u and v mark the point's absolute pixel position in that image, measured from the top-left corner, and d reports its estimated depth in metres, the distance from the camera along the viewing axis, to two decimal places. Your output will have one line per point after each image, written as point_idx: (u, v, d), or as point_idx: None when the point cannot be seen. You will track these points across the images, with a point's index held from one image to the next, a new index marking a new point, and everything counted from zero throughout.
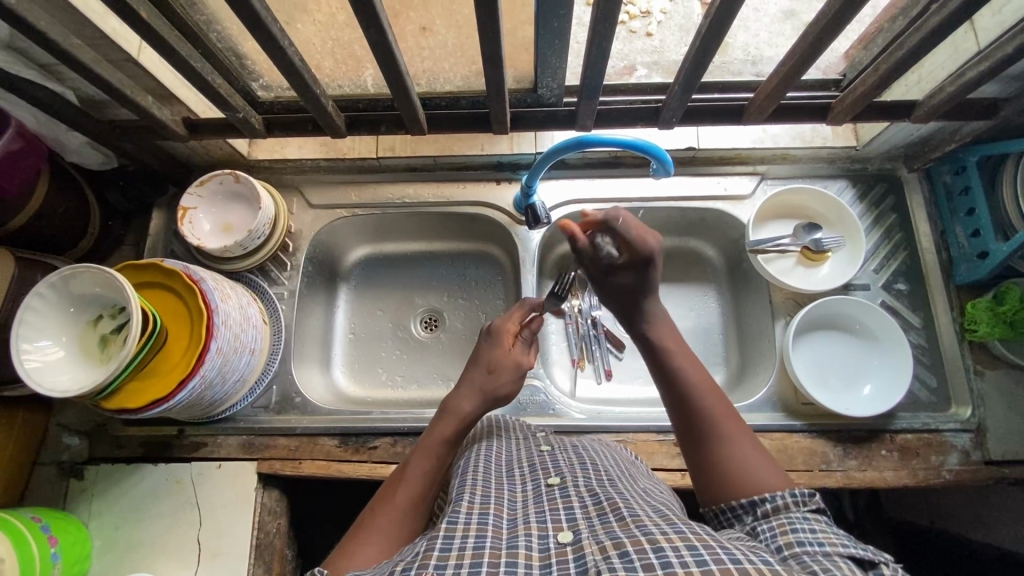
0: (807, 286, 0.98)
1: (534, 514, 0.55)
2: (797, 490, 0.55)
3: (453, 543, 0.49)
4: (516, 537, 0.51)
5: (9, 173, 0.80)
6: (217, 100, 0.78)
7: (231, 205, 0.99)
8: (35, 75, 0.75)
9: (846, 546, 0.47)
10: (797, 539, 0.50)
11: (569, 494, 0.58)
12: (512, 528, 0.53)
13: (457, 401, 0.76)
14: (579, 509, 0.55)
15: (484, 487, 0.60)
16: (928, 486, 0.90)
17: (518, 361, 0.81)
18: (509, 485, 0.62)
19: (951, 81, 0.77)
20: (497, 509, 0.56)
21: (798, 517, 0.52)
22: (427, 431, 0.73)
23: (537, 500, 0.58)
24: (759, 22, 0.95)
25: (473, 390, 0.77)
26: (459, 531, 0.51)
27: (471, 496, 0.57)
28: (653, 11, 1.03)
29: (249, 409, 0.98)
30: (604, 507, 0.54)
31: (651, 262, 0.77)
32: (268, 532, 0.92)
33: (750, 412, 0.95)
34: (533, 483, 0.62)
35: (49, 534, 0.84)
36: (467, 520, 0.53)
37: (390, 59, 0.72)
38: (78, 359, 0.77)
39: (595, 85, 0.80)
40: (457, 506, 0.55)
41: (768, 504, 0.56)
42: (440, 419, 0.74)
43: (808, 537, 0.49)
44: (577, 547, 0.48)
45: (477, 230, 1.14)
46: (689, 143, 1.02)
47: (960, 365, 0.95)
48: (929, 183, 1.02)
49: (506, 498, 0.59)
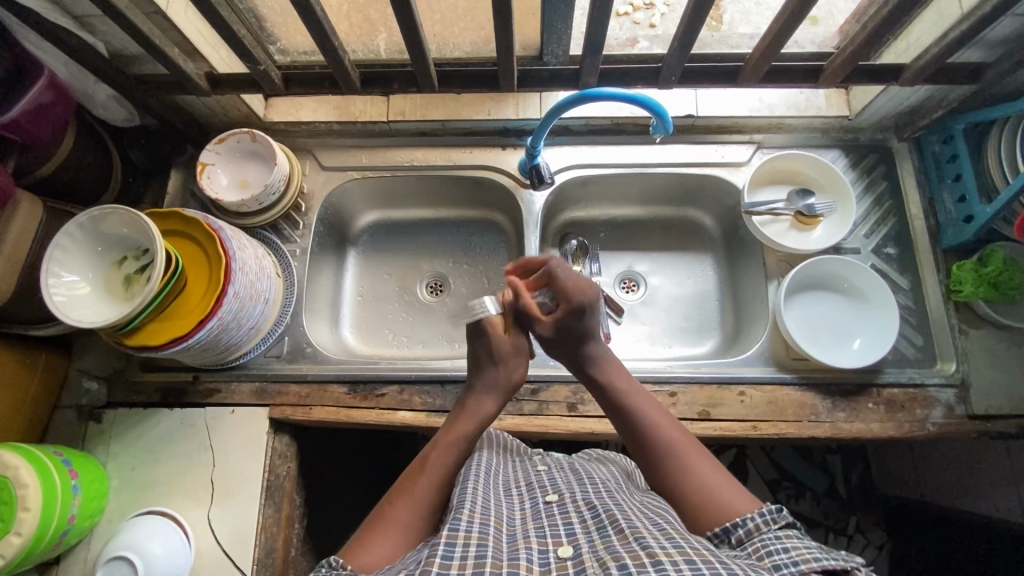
0: (800, 247, 1.02)
1: (535, 530, 0.60)
2: (765, 509, 0.59)
3: (455, 551, 0.53)
4: (518, 550, 0.55)
5: (39, 120, 0.84)
6: (241, 52, 0.83)
7: (248, 163, 1.04)
8: (70, 25, 0.80)
9: (819, 561, 0.51)
10: (774, 562, 0.52)
11: (568, 510, 0.63)
12: (513, 541, 0.57)
13: (477, 404, 0.79)
14: (578, 524, 0.60)
15: (485, 499, 0.64)
16: (913, 439, 0.94)
17: (519, 346, 0.83)
18: (508, 503, 0.66)
19: (936, 43, 0.82)
20: (497, 523, 0.60)
21: (771, 537, 0.56)
22: (449, 425, 0.77)
23: (536, 517, 0.63)
24: (761, 15, 0.96)
25: (492, 390, 0.80)
26: (460, 538, 0.55)
27: (472, 505, 0.61)
28: (657, 2, 1.04)
29: (261, 357, 1.02)
30: (602, 520, 0.59)
31: (586, 309, 0.81)
32: (279, 475, 0.96)
33: (743, 366, 0.98)
34: (531, 501, 0.67)
35: (70, 467, 0.87)
36: (468, 527, 0.57)
37: (408, 11, 0.76)
38: (105, 295, 0.82)
39: (599, 44, 0.84)
40: (459, 514, 0.59)
41: (742, 531, 0.58)
42: (462, 416, 0.78)
43: (783, 559, 0.52)
44: (578, 561, 0.53)
45: (482, 197, 1.18)
46: (689, 111, 1.06)
47: (946, 324, 0.99)
48: (918, 152, 1.06)
49: (506, 514, 0.63)
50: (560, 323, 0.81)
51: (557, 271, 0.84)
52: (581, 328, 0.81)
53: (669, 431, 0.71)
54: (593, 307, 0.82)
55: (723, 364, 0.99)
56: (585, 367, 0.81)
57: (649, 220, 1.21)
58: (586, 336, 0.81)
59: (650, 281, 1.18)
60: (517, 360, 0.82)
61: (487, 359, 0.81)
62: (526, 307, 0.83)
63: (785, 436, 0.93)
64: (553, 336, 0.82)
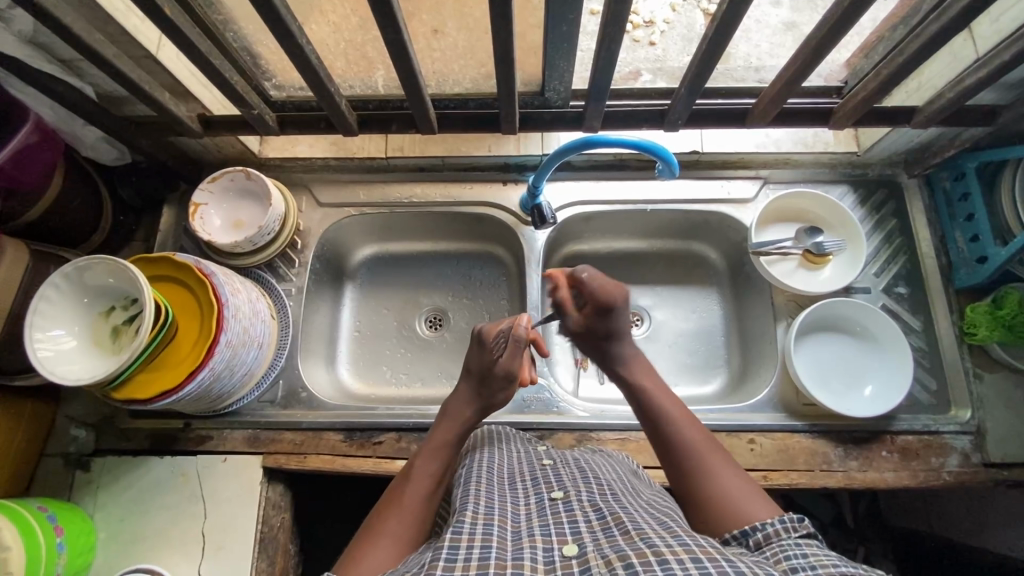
0: (810, 288, 0.99)
1: (539, 528, 0.57)
2: (786, 516, 0.56)
3: (458, 553, 0.51)
4: (521, 549, 0.53)
5: (26, 165, 0.82)
6: (234, 98, 0.81)
7: (241, 201, 1.01)
8: (57, 70, 0.78)
9: (837, 565, 0.48)
10: (792, 565, 0.50)
11: (574, 508, 0.60)
12: (517, 540, 0.55)
13: (456, 409, 0.78)
14: (583, 523, 0.57)
15: (488, 498, 0.61)
16: (928, 488, 0.91)
17: (508, 369, 0.80)
18: (512, 498, 0.64)
19: (951, 87, 0.80)
20: (501, 520, 0.58)
21: (790, 542, 0.53)
22: (427, 437, 0.76)
23: (541, 514, 0.60)
24: (761, 33, 0.94)
25: (470, 397, 0.79)
26: (463, 540, 0.52)
27: (476, 505, 0.59)
28: (657, 20, 1.04)
29: (255, 403, 1.00)
30: (608, 521, 0.56)
31: (616, 310, 0.79)
32: (272, 526, 0.93)
33: (752, 412, 0.95)
34: (536, 496, 0.64)
35: (55, 523, 0.84)
36: (471, 529, 0.54)
37: (406, 58, 0.74)
38: (90, 350, 0.78)
39: (603, 87, 0.82)
40: (462, 515, 0.57)
41: (761, 534, 0.56)
42: (441, 424, 0.77)
43: (801, 563, 0.49)
44: (583, 560, 0.50)
45: (483, 231, 1.15)
46: (693, 147, 1.04)
47: (960, 367, 0.96)
48: (928, 189, 1.04)
49: (510, 511, 0.60)
50: (590, 321, 0.81)
51: (585, 275, 0.80)
52: (609, 328, 0.80)
53: (693, 437, 0.69)
54: (621, 308, 0.80)
55: (732, 410, 0.95)
56: (614, 368, 0.81)
57: (654, 252, 1.18)
58: (615, 335, 0.81)
59: (654, 315, 1.14)
60: (503, 383, 0.80)
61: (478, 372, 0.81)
62: (562, 302, 0.83)
63: (796, 487, 0.90)
64: (585, 333, 0.82)
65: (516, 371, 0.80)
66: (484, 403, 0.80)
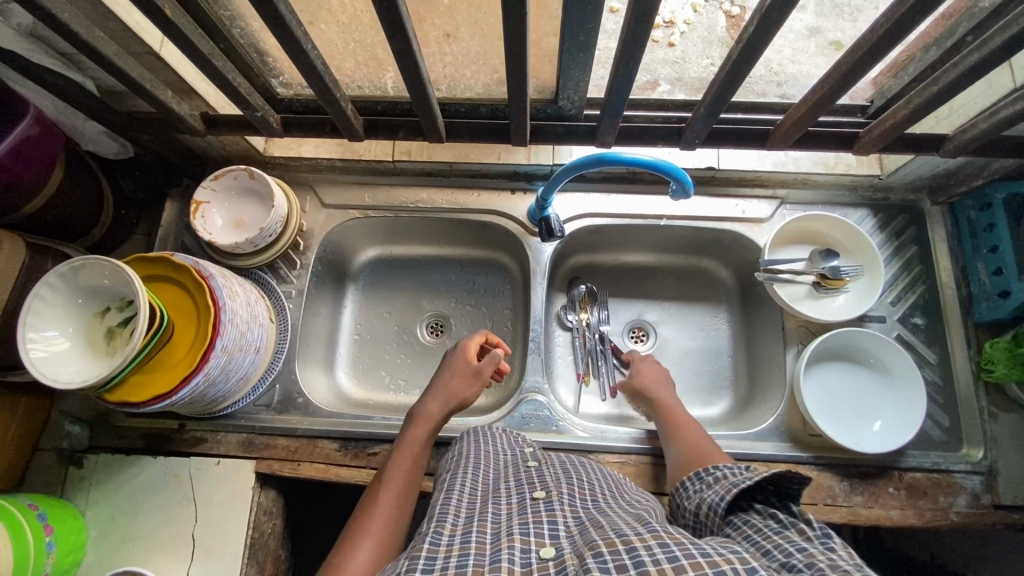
0: (824, 317, 0.96)
1: (518, 526, 0.55)
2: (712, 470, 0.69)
3: (436, 563, 0.49)
4: (499, 551, 0.50)
5: (24, 159, 0.80)
6: (237, 98, 0.79)
7: (243, 200, 0.99)
8: (56, 63, 0.76)
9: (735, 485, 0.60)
10: (710, 506, 0.62)
11: (554, 509, 0.57)
12: (495, 542, 0.52)
13: (427, 409, 0.81)
14: (562, 527, 0.54)
15: (468, 508, 0.59)
16: (935, 528, 0.88)
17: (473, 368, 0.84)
18: (494, 500, 0.61)
19: (985, 117, 0.76)
20: (481, 526, 0.55)
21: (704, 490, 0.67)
22: (400, 436, 0.78)
23: (521, 512, 0.57)
24: (783, 39, 0.93)
25: (440, 396, 0.82)
26: (441, 552, 0.50)
27: (455, 518, 0.57)
28: (678, 21, 1.02)
29: (251, 406, 0.99)
30: (585, 525, 0.53)
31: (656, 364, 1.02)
32: (263, 533, 0.92)
33: (757, 441, 0.93)
34: (518, 496, 0.62)
35: (45, 522, 0.83)
36: (449, 542, 0.52)
37: (413, 67, 0.71)
38: (86, 351, 0.77)
39: (619, 103, 0.79)
40: (439, 528, 0.55)
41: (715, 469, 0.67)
42: (412, 423, 0.79)
43: (714, 500, 0.62)
44: (559, 562, 0.48)
45: (488, 238, 1.13)
46: (710, 163, 1.01)
47: (975, 406, 0.93)
48: (952, 218, 1.00)
49: (490, 513, 0.58)
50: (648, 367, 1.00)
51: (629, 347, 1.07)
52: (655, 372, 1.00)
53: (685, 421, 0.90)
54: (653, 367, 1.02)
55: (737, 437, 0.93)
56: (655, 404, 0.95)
57: (663, 267, 1.15)
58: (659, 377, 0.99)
59: (661, 331, 1.12)
60: (471, 381, 0.84)
61: (446, 370, 0.85)
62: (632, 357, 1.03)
63: None
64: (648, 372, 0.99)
65: (485, 372, 0.85)
66: (454, 403, 0.82)
